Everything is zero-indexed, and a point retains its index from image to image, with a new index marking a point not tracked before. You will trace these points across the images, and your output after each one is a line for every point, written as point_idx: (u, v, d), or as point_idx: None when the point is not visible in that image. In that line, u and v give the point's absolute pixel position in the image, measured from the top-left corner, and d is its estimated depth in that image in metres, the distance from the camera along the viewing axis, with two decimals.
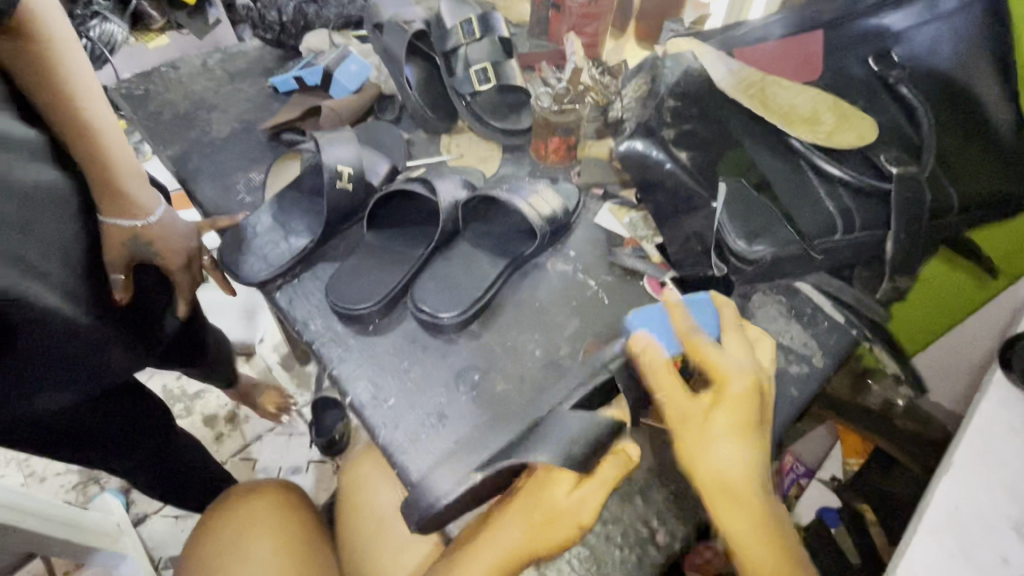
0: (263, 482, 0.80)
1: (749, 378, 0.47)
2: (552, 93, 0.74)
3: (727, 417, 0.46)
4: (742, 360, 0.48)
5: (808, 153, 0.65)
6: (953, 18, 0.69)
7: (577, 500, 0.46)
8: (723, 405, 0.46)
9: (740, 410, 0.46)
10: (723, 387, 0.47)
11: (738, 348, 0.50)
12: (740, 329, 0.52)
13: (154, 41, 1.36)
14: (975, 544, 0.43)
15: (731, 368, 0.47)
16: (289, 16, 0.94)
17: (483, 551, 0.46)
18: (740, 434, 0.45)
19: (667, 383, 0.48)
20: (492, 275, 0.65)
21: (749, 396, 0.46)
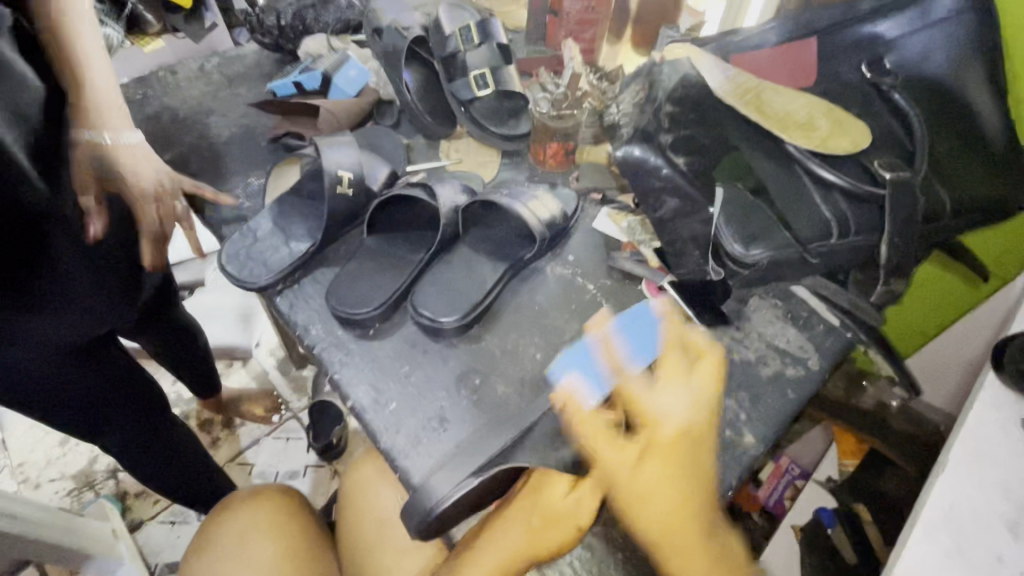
0: (262, 486, 0.80)
1: (681, 423, 0.45)
2: (550, 97, 0.76)
3: (657, 467, 0.44)
4: (673, 398, 0.46)
5: (803, 159, 0.65)
6: (944, 25, 0.70)
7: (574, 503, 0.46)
8: (653, 456, 0.44)
9: (676, 460, 0.44)
10: (653, 436, 0.45)
11: (673, 384, 0.47)
12: (677, 353, 0.50)
13: (149, 45, 1.32)
14: (971, 543, 0.44)
15: (663, 414, 0.45)
16: (287, 20, 0.94)
17: (486, 556, 0.46)
18: (675, 483, 0.44)
19: (599, 437, 0.46)
20: (491, 280, 0.65)
21: (677, 444, 0.44)
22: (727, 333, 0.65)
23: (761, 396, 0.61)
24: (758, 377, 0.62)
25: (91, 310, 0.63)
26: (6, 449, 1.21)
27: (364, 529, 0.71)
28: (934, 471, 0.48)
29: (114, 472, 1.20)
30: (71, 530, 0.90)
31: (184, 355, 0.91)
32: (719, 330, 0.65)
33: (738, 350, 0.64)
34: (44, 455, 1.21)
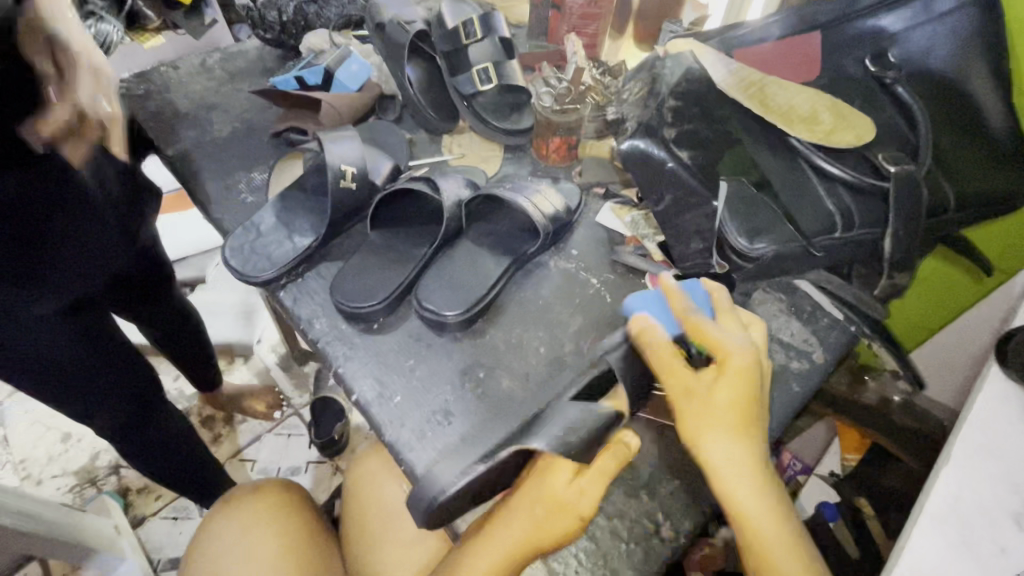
0: (263, 481, 0.80)
1: (751, 352, 0.47)
2: (554, 92, 0.75)
3: (729, 389, 0.46)
4: (740, 336, 0.49)
5: (807, 152, 0.66)
6: (949, 18, 0.70)
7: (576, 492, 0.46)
8: (728, 376, 0.46)
9: (749, 384, 0.46)
10: (726, 360, 0.46)
11: (734, 326, 0.50)
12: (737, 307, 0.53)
13: (148, 41, 1.35)
14: (977, 535, 0.44)
15: (732, 341, 0.47)
16: (289, 15, 0.94)
17: (490, 549, 0.47)
18: (743, 405, 0.45)
19: (668, 361, 0.48)
20: (495, 274, 0.65)
21: (751, 368, 0.46)
22: None
23: (765, 390, 0.61)
24: None
25: (98, 249, 0.61)
26: (8, 445, 1.21)
27: (365, 524, 0.71)
28: (940, 463, 0.48)
29: (116, 468, 1.20)
30: (73, 526, 0.90)
31: (186, 351, 0.92)
32: None
33: None
34: (46, 451, 1.21)
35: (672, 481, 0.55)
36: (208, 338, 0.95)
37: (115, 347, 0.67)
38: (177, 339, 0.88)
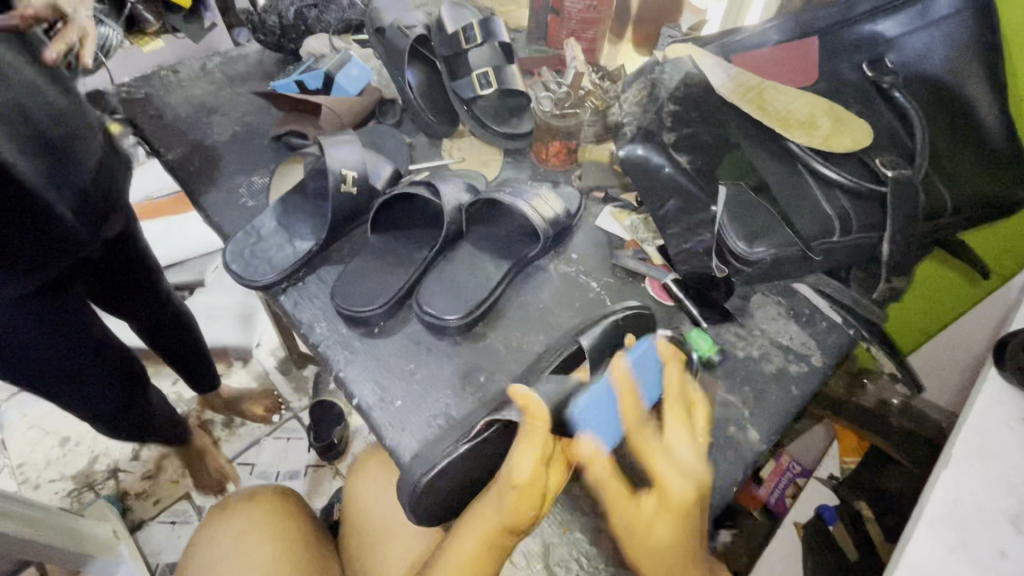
0: (259, 488, 0.81)
1: (694, 483, 0.43)
2: (553, 97, 0.76)
3: (669, 527, 0.43)
4: (684, 451, 0.45)
5: (806, 157, 0.66)
6: (945, 23, 0.71)
7: (513, 467, 0.45)
8: (666, 517, 0.43)
9: (687, 521, 0.43)
10: (666, 497, 0.43)
11: (682, 434, 0.46)
12: (681, 397, 0.48)
13: (148, 45, 1.38)
14: (974, 538, 0.44)
15: (676, 474, 0.43)
16: (289, 19, 0.94)
17: (466, 534, 0.48)
18: (683, 541, 0.44)
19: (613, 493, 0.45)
20: (496, 278, 0.66)
21: (690, 505, 0.43)
22: (730, 330, 0.66)
23: (765, 393, 0.61)
24: (761, 373, 0.62)
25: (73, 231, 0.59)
26: (6, 450, 1.21)
27: (362, 529, 0.71)
28: (938, 467, 0.48)
29: (114, 472, 1.19)
30: (70, 531, 0.90)
31: (174, 346, 0.89)
32: (722, 327, 0.66)
33: (741, 347, 0.64)
34: (44, 455, 1.21)
35: None
36: (200, 334, 0.93)
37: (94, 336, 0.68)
38: (165, 332, 0.86)
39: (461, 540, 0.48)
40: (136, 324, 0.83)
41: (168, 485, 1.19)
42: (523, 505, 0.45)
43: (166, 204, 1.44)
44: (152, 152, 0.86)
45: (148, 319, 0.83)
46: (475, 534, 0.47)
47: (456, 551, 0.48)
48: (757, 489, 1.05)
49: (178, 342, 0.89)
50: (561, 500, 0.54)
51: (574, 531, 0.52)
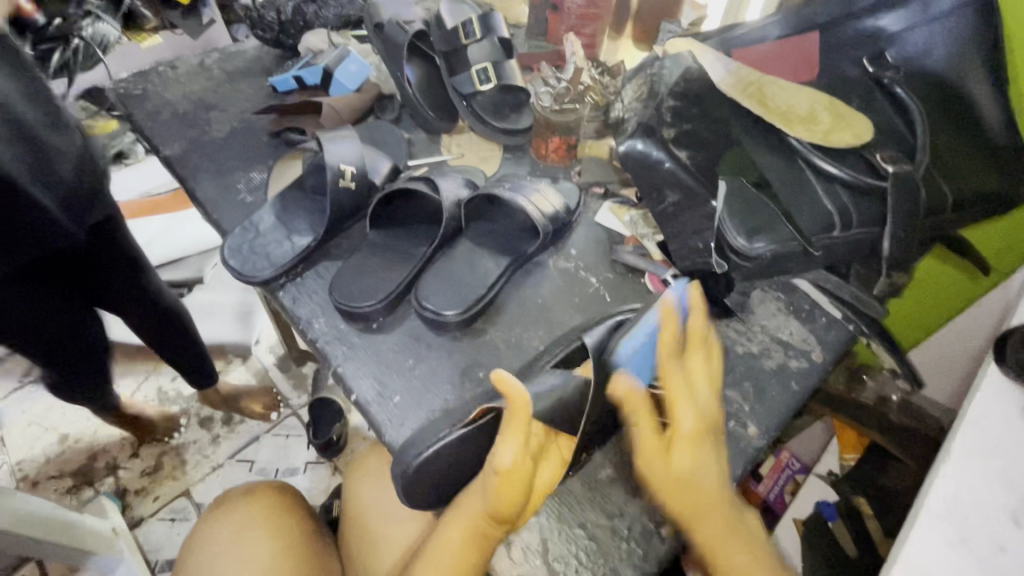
0: (257, 484, 0.81)
1: (704, 421, 0.50)
2: (552, 92, 0.75)
3: (686, 457, 0.48)
4: (705, 395, 0.52)
5: (805, 152, 0.66)
6: (949, 19, 0.70)
7: (502, 454, 0.45)
8: (682, 447, 0.48)
9: (705, 450, 0.49)
10: (681, 428, 0.49)
11: (699, 380, 0.53)
12: (697, 350, 0.55)
13: (147, 41, 1.43)
14: (974, 533, 0.44)
15: (693, 409, 0.50)
16: (288, 15, 0.94)
17: (454, 520, 0.49)
18: (700, 474, 0.47)
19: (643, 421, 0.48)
20: (495, 274, 0.65)
21: (702, 437, 0.49)
22: (730, 326, 0.66)
23: (764, 388, 0.61)
24: (761, 369, 0.62)
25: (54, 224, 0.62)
26: (5, 447, 1.21)
27: (361, 525, 0.71)
28: (938, 461, 0.48)
29: (113, 469, 1.19)
30: (70, 527, 0.90)
31: (166, 344, 0.89)
32: (722, 324, 0.66)
33: (740, 343, 0.64)
34: (42, 451, 1.20)
35: None
36: (194, 333, 0.93)
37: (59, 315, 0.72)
38: (156, 329, 0.86)
39: (451, 531, 0.48)
40: (127, 318, 0.83)
41: (167, 482, 1.19)
42: (513, 492, 0.45)
43: (167, 202, 1.44)
44: (150, 148, 0.85)
45: (139, 315, 0.83)
46: (464, 525, 0.48)
47: (444, 543, 0.48)
48: (756, 485, 1.04)
49: (169, 340, 0.89)
50: (560, 495, 0.54)
51: (574, 526, 0.52)
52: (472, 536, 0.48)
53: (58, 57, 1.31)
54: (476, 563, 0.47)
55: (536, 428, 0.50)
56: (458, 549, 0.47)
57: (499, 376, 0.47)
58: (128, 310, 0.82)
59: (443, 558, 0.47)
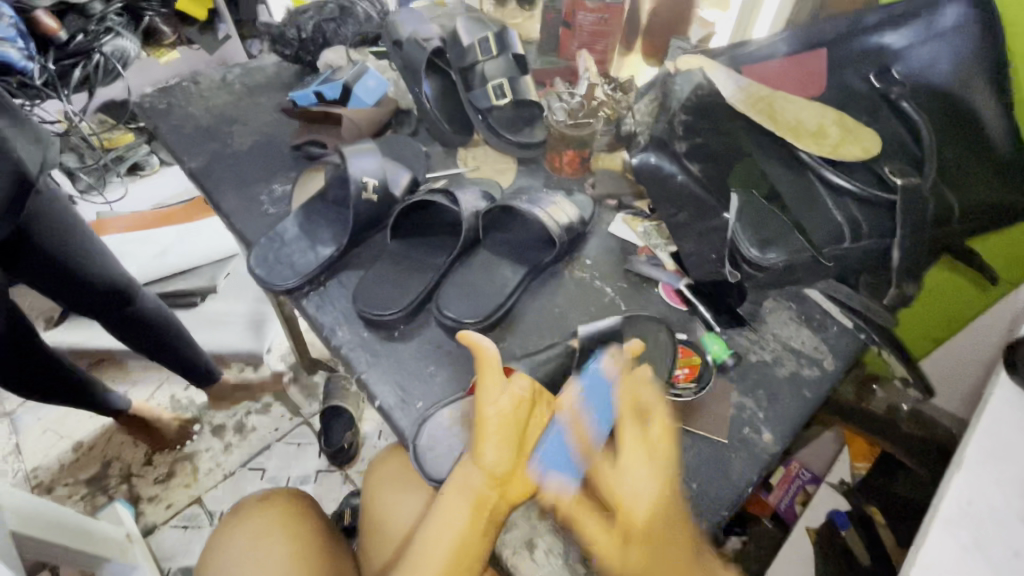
0: (272, 491, 0.82)
1: (645, 507, 0.45)
2: (566, 108, 0.78)
3: (639, 553, 0.44)
4: (638, 476, 0.47)
5: (815, 165, 0.68)
6: (950, 37, 0.72)
7: (492, 403, 0.49)
8: (632, 542, 0.45)
9: (659, 539, 0.44)
10: (627, 520, 0.45)
11: (634, 460, 0.48)
12: (631, 420, 0.50)
13: (164, 56, 1.52)
14: (988, 538, 0.45)
15: (629, 496, 0.46)
16: (308, 33, 0.98)
17: (449, 488, 0.49)
18: (657, 565, 0.43)
19: (583, 518, 0.47)
20: (513, 282, 0.67)
21: (647, 528, 0.45)
22: (743, 334, 0.67)
23: (778, 396, 0.62)
24: (774, 376, 0.63)
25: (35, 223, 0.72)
26: (20, 455, 1.22)
27: (378, 526, 0.72)
28: (952, 467, 0.49)
29: (127, 477, 1.21)
30: (88, 533, 0.91)
31: (151, 344, 0.93)
32: (734, 332, 0.67)
33: (754, 351, 0.65)
34: (56, 458, 1.22)
35: (690, 484, 0.56)
36: (185, 336, 0.98)
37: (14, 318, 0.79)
38: (136, 327, 0.90)
39: (447, 509, 0.48)
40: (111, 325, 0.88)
41: (180, 489, 1.20)
42: (502, 436, 0.49)
43: (180, 212, 1.46)
44: (174, 161, 0.88)
45: (116, 317, 0.87)
46: (460, 499, 0.48)
47: (445, 520, 0.48)
48: (766, 496, 1.05)
49: (151, 337, 0.92)
50: None
51: None
52: (471, 513, 0.48)
53: (80, 72, 1.37)
54: (478, 535, 0.48)
55: (524, 384, 0.52)
56: (461, 523, 0.47)
57: (466, 335, 0.52)
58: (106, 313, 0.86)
59: (447, 535, 0.47)
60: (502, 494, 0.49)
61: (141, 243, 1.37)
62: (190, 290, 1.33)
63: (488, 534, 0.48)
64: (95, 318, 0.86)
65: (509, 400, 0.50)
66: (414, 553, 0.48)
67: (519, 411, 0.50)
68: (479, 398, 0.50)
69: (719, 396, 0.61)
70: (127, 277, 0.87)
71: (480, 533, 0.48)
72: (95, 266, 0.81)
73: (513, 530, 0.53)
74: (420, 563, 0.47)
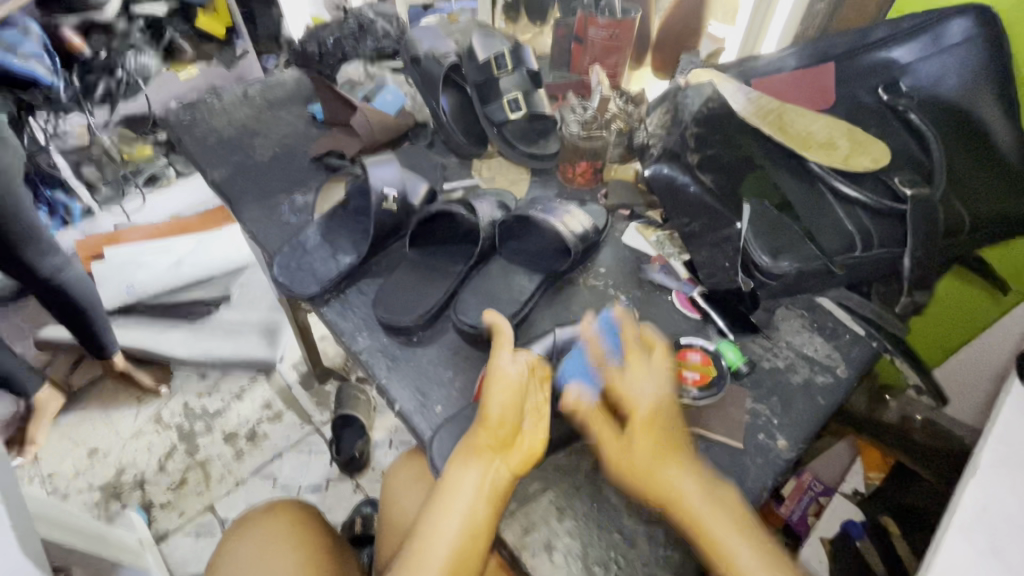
0: (278, 501, 0.82)
1: (648, 404, 0.53)
2: (581, 120, 0.80)
3: (644, 439, 0.51)
4: (644, 384, 0.55)
5: (825, 176, 0.70)
6: (959, 50, 0.74)
7: (499, 369, 0.53)
8: (637, 432, 0.51)
9: (659, 432, 0.51)
10: (633, 415, 0.52)
11: (641, 373, 0.56)
12: (636, 348, 0.58)
13: (184, 71, 1.60)
14: (1006, 545, 0.45)
15: (634, 398, 0.53)
16: (328, 48, 1.05)
17: (455, 462, 0.50)
18: (661, 450, 0.50)
19: (597, 421, 0.54)
20: (530, 289, 0.69)
21: (649, 420, 0.52)
22: (757, 342, 0.68)
23: (792, 402, 0.63)
24: (788, 384, 0.64)
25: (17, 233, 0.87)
26: (36, 461, 1.24)
27: (392, 526, 0.74)
28: (966, 474, 0.49)
29: (140, 483, 1.21)
30: (106, 540, 0.92)
31: (75, 319, 1.05)
32: (748, 340, 0.68)
33: (767, 358, 0.66)
34: (72, 465, 1.24)
35: None
36: (99, 317, 1.09)
37: (47, 291, 0.98)
38: (67, 305, 1.01)
39: (455, 470, 0.50)
40: (47, 303, 1.00)
41: (192, 496, 1.21)
42: (508, 397, 0.51)
43: (196, 223, 1.49)
44: (198, 171, 0.90)
45: (54, 297, 0.99)
46: (466, 464, 0.50)
47: (453, 486, 0.49)
48: (777, 507, 1.02)
49: (76, 317, 1.05)
50: (598, 503, 0.55)
51: (613, 532, 0.53)
52: (479, 474, 0.49)
53: (103, 87, 1.44)
54: (484, 504, 0.49)
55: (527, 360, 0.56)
56: (470, 485, 0.49)
57: (490, 314, 0.60)
58: (38, 287, 0.97)
59: (453, 506, 0.48)
60: (506, 463, 0.51)
61: (159, 253, 1.40)
62: (205, 298, 1.34)
63: (495, 506, 0.49)
64: (40, 294, 0.98)
65: (517, 369, 0.54)
66: (423, 519, 0.49)
67: (522, 385, 0.53)
68: (489, 366, 0.54)
69: (733, 401, 0.62)
70: (64, 257, 0.98)
71: (485, 504, 0.49)
72: (34, 256, 0.92)
73: (533, 532, 0.53)
74: (427, 533, 0.48)
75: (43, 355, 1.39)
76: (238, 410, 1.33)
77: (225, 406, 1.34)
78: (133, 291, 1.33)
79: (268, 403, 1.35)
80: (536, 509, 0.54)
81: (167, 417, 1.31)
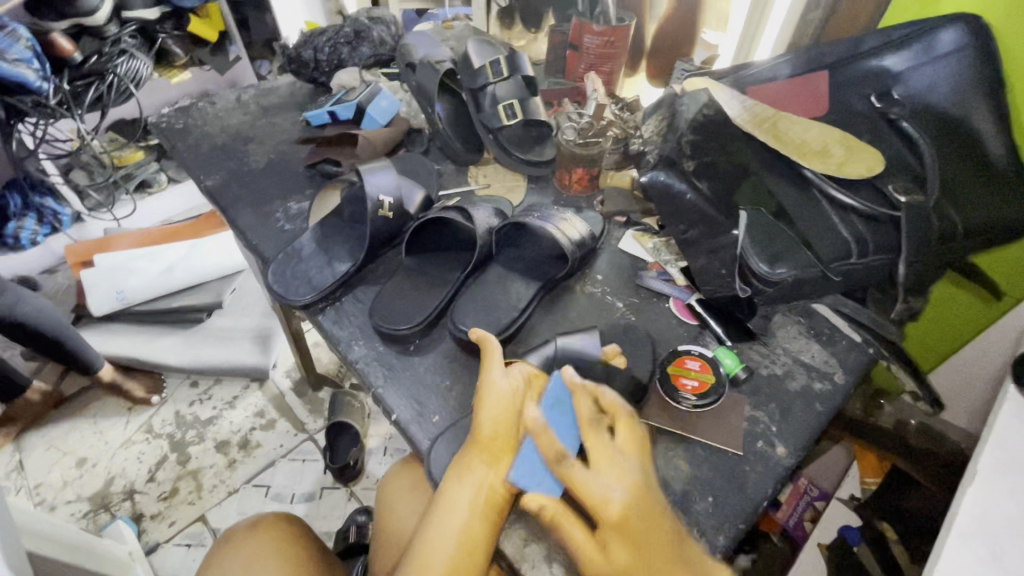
0: (261, 516, 0.80)
1: (621, 499, 0.46)
2: (576, 127, 0.80)
3: (622, 546, 0.45)
4: (610, 479, 0.48)
5: (820, 182, 0.70)
6: (950, 59, 0.75)
7: (491, 383, 0.54)
8: (613, 538, 0.45)
9: (636, 537, 0.45)
10: (604, 516, 0.46)
11: (604, 462, 0.49)
12: (594, 428, 0.51)
13: (177, 77, 1.59)
14: (1006, 550, 0.45)
15: (606, 494, 0.47)
16: (324, 54, 1.02)
17: (452, 472, 0.50)
18: (640, 554, 0.44)
19: (567, 525, 0.47)
20: (527, 298, 0.68)
21: (625, 520, 0.46)
22: (755, 349, 0.67)
23: (790, 408, 0.63)
24: (787, 391, 0.64)
25: None
26: (23, 471, 1.22)
27: (388, 536, 0.73)
28: (964, 481, 0.50)
29: (130, 493, 1.19)
30: (94, 552, 0.90)
31: (49, 344, 1.07)
32: (746, 346, 0.68)
33: (765, 365, 0.66)
34: (60, 475, 1.21)
35: (706, 498, 0.56)
36: (74, 335, 1.10)
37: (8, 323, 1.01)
38: (41, 332, 1.05)
39: (453, 481, 0.50)
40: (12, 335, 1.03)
41: (183, 507, 1.19)
42: (500, 412, 0.52)
43: (186, 229, 1.46)
44: (190, 178, 0.89)
45: (16, 327, 1.02)
46: (464, 474, 0.50)
47: (451, 497, 0.49)
48: (773, 511, 1.01)
49: (48, 342, 1.06)
50: None
51: None
52: (477, 483, 0.49)
53: (94, 92, 1.38)
54: (481, 518, 0.48)
55: (521, 374, 0.56)
56: (467, 497, 0.49)
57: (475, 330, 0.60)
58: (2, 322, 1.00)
59: (450, 517, 0.48)
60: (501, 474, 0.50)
61: (149, 259, 1.35)
62: (198, 306, 1.31)
63: (493, 520, 0.49)
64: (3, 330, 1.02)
65: (507, 383, 0.54)
66: (419, 534, 0.49)
67: (517, 398, 0.54)
68: (481, 381, 0.55)
69: (731, 409, 0.62)
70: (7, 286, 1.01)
71: (481, 519, 0.48)
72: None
73: (532, 543, 0.52)
74: (425, 545, 0.47)
75: (32, 364, 1.36)
76: (230, 417, 1.32)
77: (218, 414, 1.33)
78: (124, 299, 1.30)
79: (261, 411, 1.33)
80: (535, 519, 0.54)
81: (158, 426, 1.30)
